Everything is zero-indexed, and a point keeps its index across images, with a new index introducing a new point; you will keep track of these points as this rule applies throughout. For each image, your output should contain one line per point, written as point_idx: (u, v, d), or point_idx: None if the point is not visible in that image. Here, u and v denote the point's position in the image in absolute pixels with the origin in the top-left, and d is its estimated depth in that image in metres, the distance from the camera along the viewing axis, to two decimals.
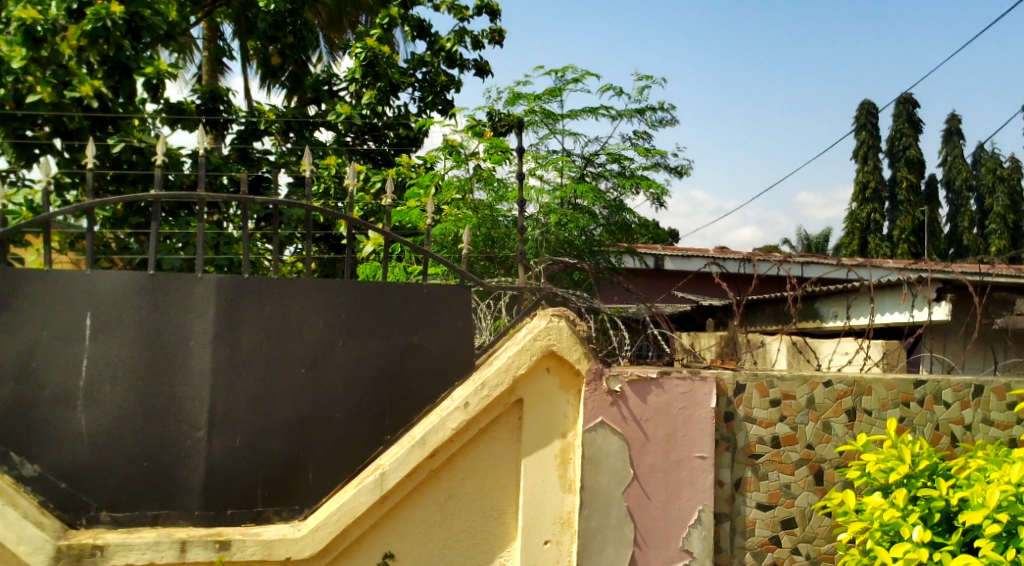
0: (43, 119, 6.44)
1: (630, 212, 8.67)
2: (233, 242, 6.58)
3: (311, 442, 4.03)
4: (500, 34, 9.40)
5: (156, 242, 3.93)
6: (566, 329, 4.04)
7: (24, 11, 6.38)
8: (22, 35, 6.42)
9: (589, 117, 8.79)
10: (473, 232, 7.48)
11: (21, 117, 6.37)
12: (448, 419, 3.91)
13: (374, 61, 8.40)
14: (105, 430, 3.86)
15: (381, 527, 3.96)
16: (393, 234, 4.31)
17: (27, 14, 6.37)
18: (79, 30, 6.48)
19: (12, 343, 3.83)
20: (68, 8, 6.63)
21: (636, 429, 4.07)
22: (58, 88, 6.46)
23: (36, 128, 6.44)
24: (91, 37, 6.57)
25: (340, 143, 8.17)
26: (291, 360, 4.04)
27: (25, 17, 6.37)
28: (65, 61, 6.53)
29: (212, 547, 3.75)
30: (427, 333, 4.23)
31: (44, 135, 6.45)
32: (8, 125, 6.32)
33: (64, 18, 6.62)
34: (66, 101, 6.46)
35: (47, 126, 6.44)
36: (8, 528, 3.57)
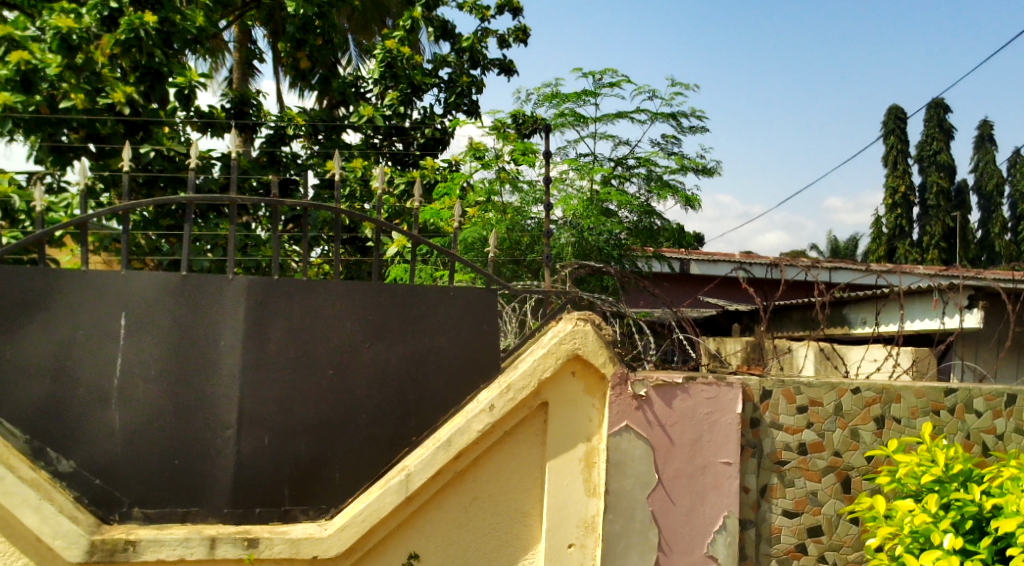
0: (78, 123, 6.54)
1: (657, 215, 8.67)
2: (261, 245, 6.62)
3: (337, 443, 4.07)
4: (525, 34, 9.42)
5: (188, 244, 3.99)
6: (592, 334, 4.05)
7: (58, 20, 6.45)
8: (58, 43, 6.47)
9: (617, 120, 8.79)
10: (501, 236, 7.55)
11: (55, 121, 6.49)
12: (474, 421, 3.94)
13: (393, 63, 8.48)
14: (138, 428, 3.92)
15: (407, 528, 3.99)
16: (418, 237, 4.36)
17: (61, 23, 6.44)
18: (113, 39, 6.56)
19: (50, 342, 3.90)
20: (100, 16, 6.75)
21: (661, 434, 4.07)
22: (92, 94, 6.59)
23: (70, 132, 6.56)
24: (123, 47, 6.65)
25: (367, 145, 8.21)
26: (317, 362, 4.08)
27: (60, 25, 6.44)
28: (99, 68, 6.65)
29: (241, 545, 3.80)
30: (452, 335, 4.25)
31: (77, 140, 6.57)
32: (44, 131, 6.46)
33: (97, 25, 6.75)
34: (99, 107, 6.60)
35: (81, 132, 6.55)
36: (45, 522, 3.64)
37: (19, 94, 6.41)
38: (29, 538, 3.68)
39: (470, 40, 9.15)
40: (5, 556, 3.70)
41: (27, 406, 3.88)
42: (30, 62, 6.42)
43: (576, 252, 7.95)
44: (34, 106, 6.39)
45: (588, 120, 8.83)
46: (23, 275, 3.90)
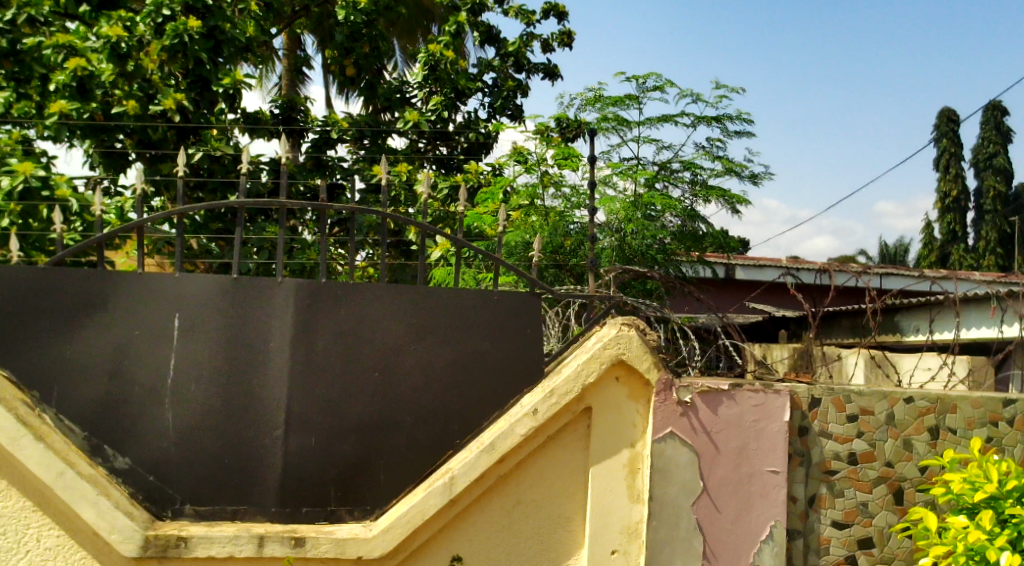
0: (131, 129, 6.74)
1: (701, 220, 8.60)
2: (306, 248, 6.67)
3: (382, 444, 4.10)
4: (570, 38, 9.41)
5: (239, 248, 4.07)
6: (637, 338, 4.03)
7: (110, 28, 6.63)
8: (108, 51, 6.63)
9: (661, 124, 8.74)
10: (545, 240, 7.57)
11: (110, 128, 6.70)
12: (518, 425, 3.94)
13: (437, 67, 8.53)
14: (190, 426, 4.00)
15: (451, 530, 4.00)
16: (463, 241, 4.40)
17: (112, 31, 6.60)
18: (159, 46, 6.65)
19: (108, 342, 4.00)
20: (154, 23, 6.76)
21: (706, 441, 4.03)
22: (144, 101, 6.72)
23: (125, 137, 6.77)
24: (170, 52, 6.72)
25: (412, 150, 8.27)
26: (363, 364, 4.12)
27: (111, 34, 6.61)
28: (150, 75, 6.76)
29: (288, 543, 3.84)
30: (497, 339, 4.26)
31: (130, 146, 6.79)
32: (98, 137, 6.66)
33: (150, 33, 6.78)
34: (151, 114, 6.71)
35: (131, 138, 6.77)
36: (102, 517, 3.71)
37: (76, 100, 6.59)
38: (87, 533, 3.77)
39: (515, 45, 9.17)
40: (65, 548, 3.80)
41: (85, 403, 3.97)
42: (86, 68, 6.56)
43: (621, 256, 7.95)
44: (89, 113, 6.57)
45: (632, 124, 8.80)
46: (82, 276, 4.00)
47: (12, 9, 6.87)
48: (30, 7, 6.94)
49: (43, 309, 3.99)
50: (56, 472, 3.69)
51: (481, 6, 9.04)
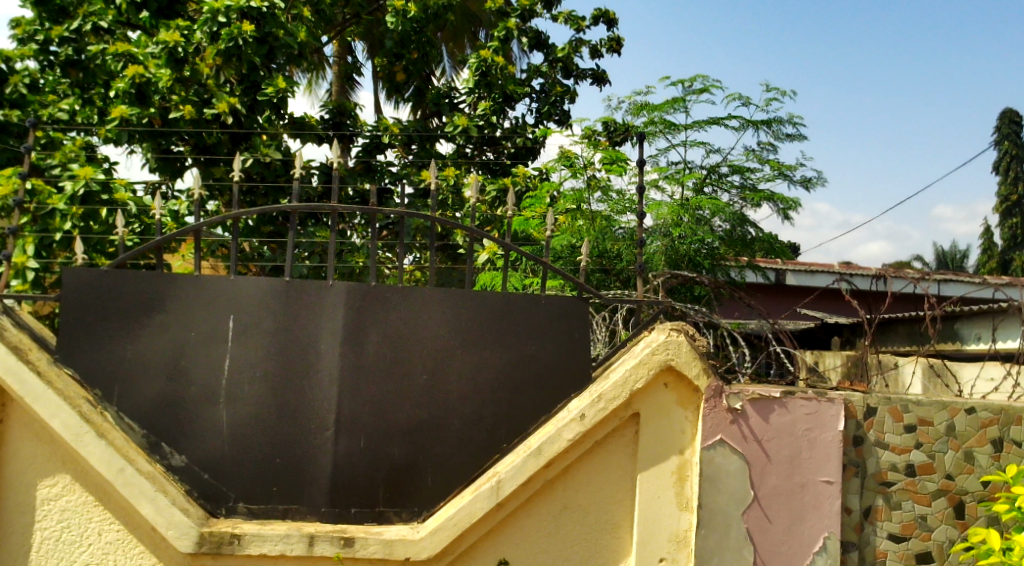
0: (187, 135, 6.86)
1: (750, 224, 8.50)
2: (355, 251, 6.69)
3: (430, 447, 4.12)
4: (619, 43, 9.37)
5: (292, 251, 4.13)
6: (686, 344, 3.99)
7: (167, 35, 6.79)
8: (165, 56, 6.82)
9: (709, 128, 8.66)
10: (592, 245, 7.57)
11: (166, 133, 6.89)
12: (565, 430, 3.92)
13: (487, 72, 8.51)
14: (243, 426, 4.05)
15: (498, 533, 3.99)
16: (510, 245, 4.42)
17: (168, 37, 6.78)
18: (214, 51, 6.74)
19: (165, 343, 4.08)
20: (209, 31, 6.83)
21: (758, 449, 3.97)
22: (199, 106, 6.84)
23: (182, 143, 6.92)
24: (225, 56, 6.83)
25: (459, 155, 8.31)
26: (411, 366, 4.14)
27: (169, 40, 6.78)
28: (205, 79, 6.87)
29: (338, 543, 3.87)
30: (544, 343, 4.25)
31: (186, 151, 6.91)
32: (156, 141, 6.88)
33: (206, 40, 6.85)
34: (206, 118, 6.82)
35: (187, 144, 6.89)
36: (159, 513, 3.77)
37: (134, 105, 6.78)
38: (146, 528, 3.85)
39: (564, 50, 9.16)
40: (125, 542, 3.87)
41: (144, 402, 4.06)
42: (143, 74, 6.73)
43: (668, 260, 7.86)
44: (148, 118, 6.72)
45: (680, 128, 8.72)
46: (141, 278, 4.09)
47: (77, 19, 7.16)
48: (95, 17, 7.17)
49: (104, 310, 4.09)
50: (117, 469, 3.77)
51: (531, 12, 9.05)
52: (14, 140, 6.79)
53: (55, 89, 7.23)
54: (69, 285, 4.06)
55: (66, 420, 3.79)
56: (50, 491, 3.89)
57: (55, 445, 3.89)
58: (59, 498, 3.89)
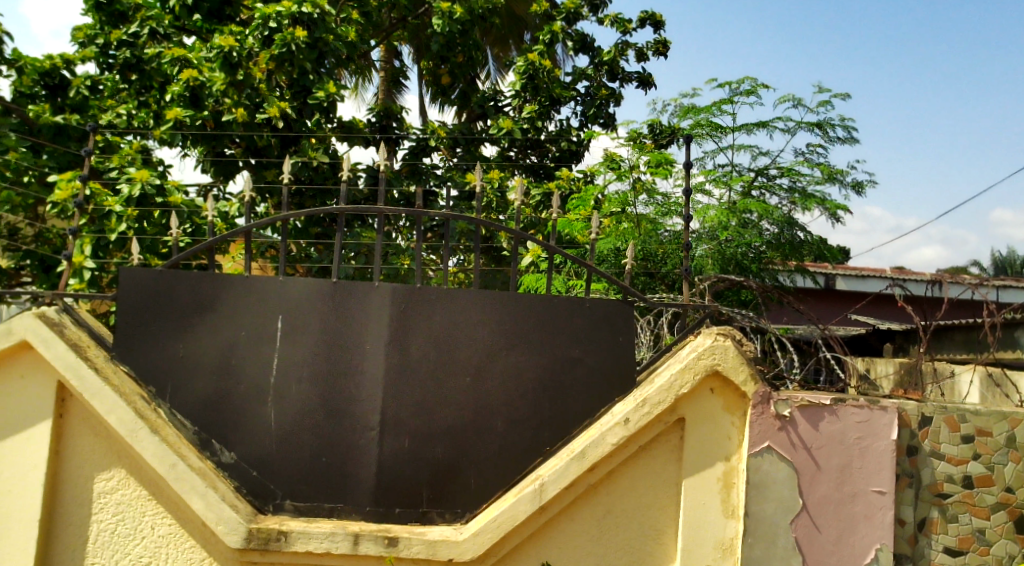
0: (239, 139, 7.00)
1: (799, 227, 8.37)
2: (400, 253, 6.65)
3: (474, 448, 4.11)
4: (665, 46, 9.30)
5: (339, 253, 4.16)
6: (733, 349, 3.93)
7: (222, 40, 6.77)
8: (221, 61, 6.83)
9: (757, 130, 8.55)
10: (637, 248, 7.52)
11: (219, 136, 6.99)
12: (609, 434, 3.88)
13: (535, 75, 8.48)
14: (290, 425, 4.09)
15: (542, 536, 3.97)
16: (554, 248, 4.41)
17: (224, 43, 6.75)
18: (267, 56, 6.83)
19: (215, 342, 4.14)
20: (262, 36, 6.93)
21: (807, 457, 3.89)
22: (251, 109, 6.94)
23: (233, 146, 7.04)
24: (278, 61, 6.90)
25: (504, 157, 8.31)
26: (456, 368, 4.14)
27: (223, 45, 6.76)
28: (257, 83, 6.96)
29: (382, 543, 3.87)
30: (589, 347, 4.21)
31: (238, 154, 7.03)
32: (210, 145, 7.00)
33: (258, 45, 6.92)
34: (258, 122, 6.91)
35: (239, 146, 7.02)
36: (209, 508, 3.81)
37: (190, 108, 7.05)
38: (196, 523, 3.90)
39: (611, 53, 9.10)
40: (176, 537, 3.93)
41: (195, 400, 4.12)
42: (198, 79, 6.90)
43: (720, 263, 7.72)
44: (201, 120, 6.91)
45: (727, 131, 8.62)
46: (193, 278, 4.15)
47: (136, 24, 7.28)
48: (152, 21, 7.31)
49: (156, 309, 4.16)
50: (169, 464, 3.82)
51: (576, 15, 8.97)
52: (74, 143, 7.00)
53: (114, 94, 7.43)
54: (125, 284, 4.14)
55: (122, 416, 3.85)
56: (105, 485, 3.96)
57: (111, 440, 3.96)
58: (114, 492, 3.96)
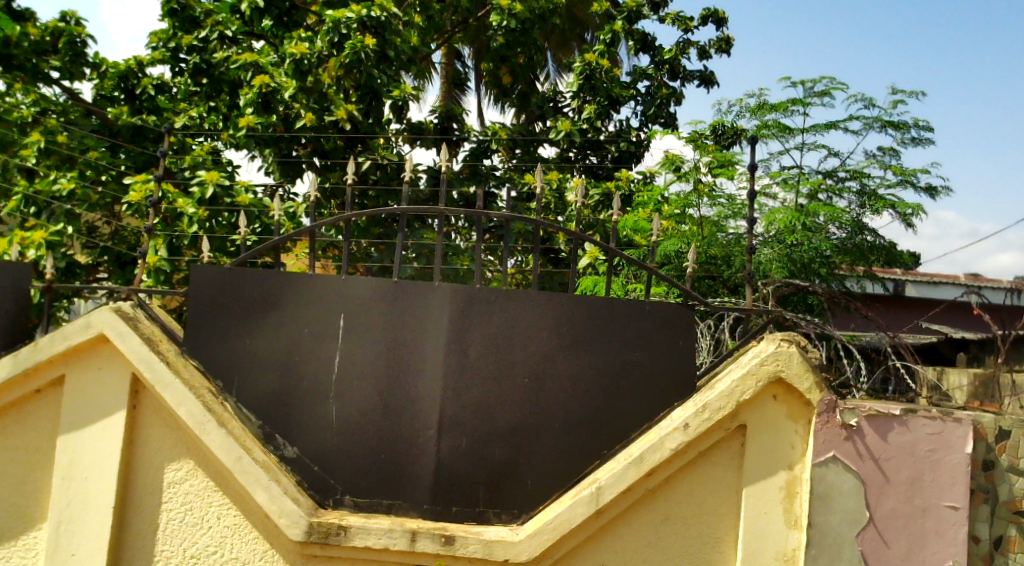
0: (306, 140, 7.09)
1: (869, 231, 8.17)
2: (460, 253, 6.69)
3: (532, 449, 4.09)
4: (728, 43, 9.15)
5: (400, 253, 4.17)
6: (797, 356, 3.83)
7: (294, 47, 6.86)
8: (291, 69, 6.88)
9: (827, 131, 8.36)
10: (700, 250, 7.42)
11: (289, 139, 7.02)
12: (667, 439, 3.82)
13: (591, 75, 8.42)
14: (350, 421, 4.12)
15: (599, 539, 3.92)
16: (615, 250, 4.34)
17: (297, 50, 6.84)
18: (337, 63, 6.89)
19: (279, 339, 4.19)
20: (331, 41, 6.96)
21: (875, 468, 3.77)
22: (319, 112, 7.00)
23: (300, 148, 7.11)
24: (347, 68, 6.98)
25: (562, 158, 8.25)
26: (514, 369, 4.12)
27: (295, 52, 6.84)
28: (326, 90, 7.03)
29: (439, 541, 3.87)
30: (649, 350, 4.15)
31: (304, 155, 7.11)
32: (278, 146, 7.01)
33: (327, 50, 6.99)
34: (325, 123, 6.98)
35: (306, 150, 7.11)
36: (273, 501, 3.86)
37: (260, 115, 6.96)
38: (259, 514, 3.96)
39: (672, 52, 8.99)
40: (241, 528, 3.99)
41: (259, 395, 4.18)
42: (269, 85, 6.89)
43: (790, 269, 7.41)
44: (270, 125, 6.94)
45: (794, 132, 8.45)
46: (259, 277, 4.22)
47: (206, 30, 7.47)
48: (222, 26, 7.45)
49: (223, 306, 4.23)
50: (235, 457, 3.87)
51: (638, 13, 8.85)
52: (149, 144, 7.36)
53: (186, 97, 7.67)
54: (197, 281, 4.23)
55: (191, 409, 3.91)
56: (175, 475, 4.04)
57: (181, 432, 4.04)
58: (183, 482, 4.03)
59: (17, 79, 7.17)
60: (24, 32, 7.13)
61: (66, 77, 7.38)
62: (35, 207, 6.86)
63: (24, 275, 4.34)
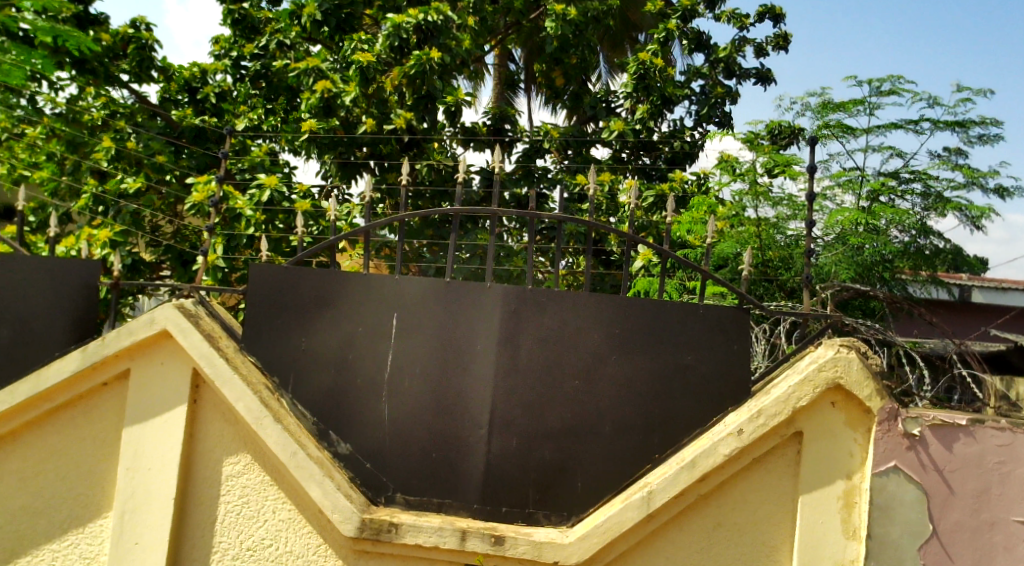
0: (365, 146, 7.11)
1: (935, 235, 7.96)
2: (514, 255, 6.68)
3: (583, 451, 4.04)
4: (786, 40, 8.98)
5: (453, 253, 4.16)
6: (857, 363, 3.72)
7: (360, 55, 6.94)
8: (357, 75, 6.97)
9: (892, 131, 8.16)
10: (756, 252, 7.31)
11: (347, 142, 7.08)
12: (721, 445, 3.74)
13: (646, 74, 8.28)
14: (402, 419, 4.13)
15: (649, 543, 3.86)
16: (668, 252, 4.26)
17: (362, 58, 6.91)
18: (401, 73, 6.91)
19: (333, 336, 4.22)
20: (391, 46, 7.10)
21: (939, 480, 3.68)
22: (380, 120, 7.08)
23: (358, 153, 7.13)
24: (410, 78, 6.97)
25: (615, 159, 8.19)
26: (566, 371, 4.08)
27: (361, 59, 6.93)
28: (387, 95, 7.09)
29: (488, 541, 3.84)
30: (703, 354, 4.08)
31: (364, 157, 7.10)
32: (336, 150, 7.06)
33: (386, 54, 7.14)
34: (386, 132, 6.98)
35: (366, 152, 7.11)
36: (326, 496, 3.88)
37: (321, 118, 7.10)
38: (313, 510, 3.99)
39: (727, 50, 8.86)
40: (295, 522, 4.02)
41: (312, 391, 4.21)
42: (332, 89, 7.00)
43: (854, 269, 7.29)
44: (332, 129, 7.03)
45: (857, 131, 8.27)
46: (315, 275, 4.25)
47: (266, 37, 7.62)
48: (280, 33, 7.60)
49: (279, 304, 4.27)
50: (291, 452, 3.90)
51: (693, 11, 8.75)
52: (211, 145, 7.49)
53: (246, 100, 7.79)
54: (254, 279, 4.28)
55: (249, 405, 3.95)
56: (232, 469, 4.09)
57: (238, 427, 4.08)
58: (240, 476, 4.08)
59: (89, 82, 7.42)
60: (97, 36, 7.36)
61: (134, 80, 7.64)
62: (104, 206, 7.08)
63: (92, 272, 4.45)
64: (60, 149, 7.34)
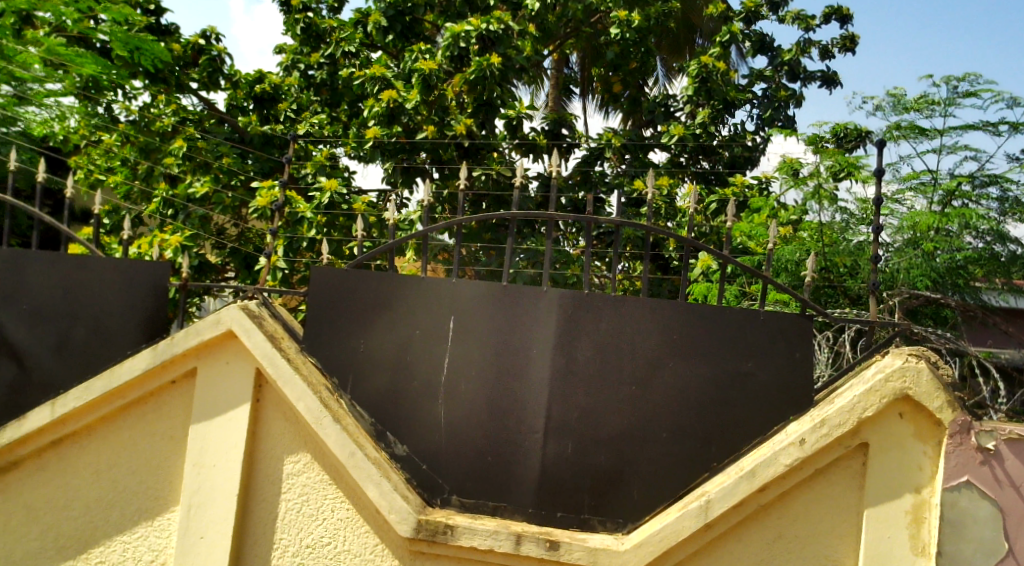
0: (426, 151, 7.06)
1: (1010, 241, 7.68)
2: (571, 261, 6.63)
3: (639, 457, 3.99)
4: (853, 41, 8.77)
5: (510, 256, 4.15)
6: (926, 373, 3.59)
7: (423, 63, 7.05)
8: (420, 83, 7.04)
9: (968, 132, 7.92)
10: (820, 258, 7.13)
11: (409, 148, 7.07)
12: (782, 454, 3.64)
13: (708, 78, 8.17)
14: (458, 422, 4.12)
15: (707, 553, 3.77)
16: (728, 257, 4.18)
17: (425, 66, 7.03)
18: (463, 80, 6.94)
19: (390, 338, 4.24)
20: (451, 55, 7.14)
21: (1015, 496, 3.58)
22: (440, 125, 7.11)
23: (421, 157, 7.07)
24: (471, 84, 6.97)
25: (673, 163, 8.09)
26: (623, 377, 4.03)
27: (423, 67, 7.03)
28: (448, 103, 7.16)
29: (543, 545, 3.81)
30: (764, 361, 3.99)
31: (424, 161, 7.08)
32: (397, 158, 7.05)
33: (447, 64, 7.16)
34: (447, 139, 7.00)
35: (426, 156, 7.07)
36: (384, 497, 3.88)
37: (384, 126, 7.16)
38: (371, 510, 4.00)
39: (792, 53, 8.69)
40: (352, 522, 4.04)
41: (369, 392, 4.24)
42: (397, 99, 7.06)
43: (926, 276, 7.10)
44: (394, 136, 7.07)
45: (930, 133, 8.02)
46: (373, 278, 4.27)
47: (331, 46, 7.73)
48: (345, 42, 7.68)
49: (338, 306, 4.32)
50: (349, 452, 3.92)
51: (756, 14, 8.60)
52: (276, 151, 7.63)
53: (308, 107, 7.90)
54: (315, 281, 4.33)
55: (310, 405, 3.99)
56: (292, 467, 4.13)
57: (298, 426, 4.13)
58: (300, 475, 4.12)
59: (161, 91, 7.65)
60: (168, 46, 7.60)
61: (204, 88, 7.76)
62: (173, 210, 7.26)
63: (163, 273, 4.52)
64: (134, 155, 7.55)
